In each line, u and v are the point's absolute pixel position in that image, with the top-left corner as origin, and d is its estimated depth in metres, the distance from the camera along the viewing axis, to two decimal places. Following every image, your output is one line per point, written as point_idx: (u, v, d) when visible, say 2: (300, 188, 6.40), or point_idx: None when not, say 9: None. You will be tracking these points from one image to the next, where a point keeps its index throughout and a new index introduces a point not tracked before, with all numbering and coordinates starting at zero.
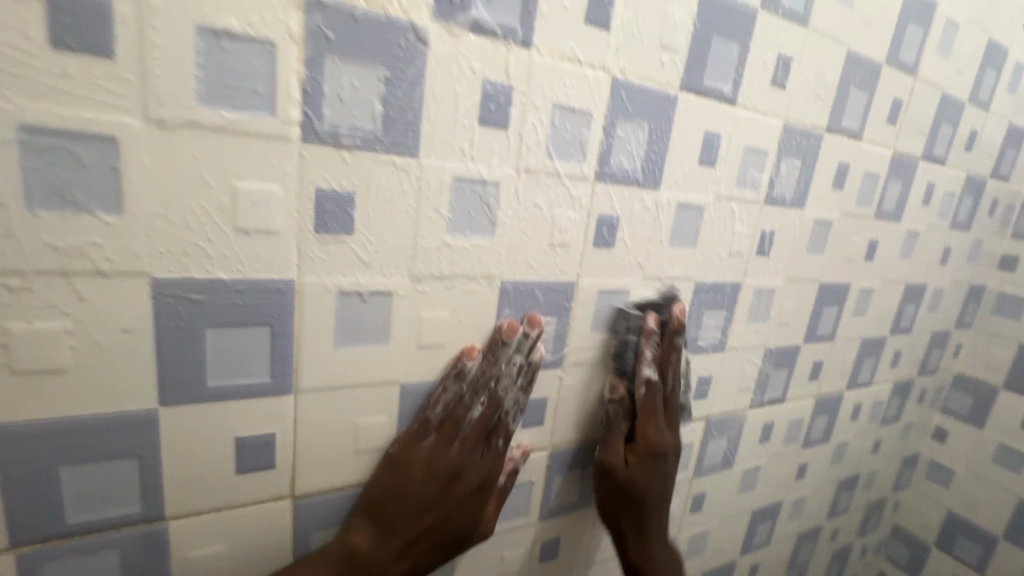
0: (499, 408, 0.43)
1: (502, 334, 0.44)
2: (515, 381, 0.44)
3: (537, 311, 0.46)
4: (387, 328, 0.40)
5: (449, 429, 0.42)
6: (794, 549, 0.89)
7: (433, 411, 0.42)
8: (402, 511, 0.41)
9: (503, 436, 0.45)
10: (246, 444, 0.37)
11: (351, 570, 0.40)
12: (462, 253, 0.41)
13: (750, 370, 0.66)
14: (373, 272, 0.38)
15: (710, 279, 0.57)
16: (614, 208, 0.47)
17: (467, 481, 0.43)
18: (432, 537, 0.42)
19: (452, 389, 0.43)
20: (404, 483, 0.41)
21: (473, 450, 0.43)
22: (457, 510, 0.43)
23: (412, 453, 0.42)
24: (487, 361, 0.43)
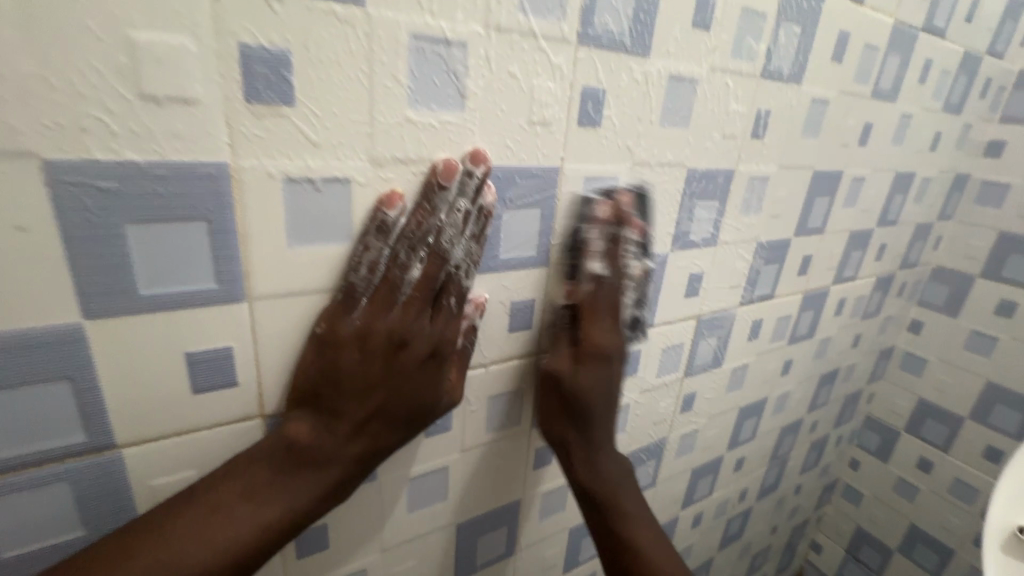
0: (445, 264, 0.37)
1: (437, 176, 0.36)
2: (463, 231, 0.37)
3: (483, 146, 0.38)
4: (349, 222, 0.35)
5: (385, 295, 0.36)
6: (776, 442, 0.92)
7: (357, 275, 0.36)
8: (340, 392, 0.36)
9: (454, 293, 0.38)
10: (200, 360, 0.33)
11: (291, 461, 0.35)
12: (428, 132, 0.35)
13: (741, 266, 0.63)
14: (324, 155, 0.32)
15: (702, 165, 0.52)
16: (599, 80, 0.41)
17: (416, 350, 0.37)
18: (385, 416, 0.38)
19: (378, 246, 0.35)
20: (337, 359, 0.36)
21: (418, 313, 0.37)
22: (410, 382, 0.38)
23: (341, 327, 0.36)
24: (421, 210, 0.36)
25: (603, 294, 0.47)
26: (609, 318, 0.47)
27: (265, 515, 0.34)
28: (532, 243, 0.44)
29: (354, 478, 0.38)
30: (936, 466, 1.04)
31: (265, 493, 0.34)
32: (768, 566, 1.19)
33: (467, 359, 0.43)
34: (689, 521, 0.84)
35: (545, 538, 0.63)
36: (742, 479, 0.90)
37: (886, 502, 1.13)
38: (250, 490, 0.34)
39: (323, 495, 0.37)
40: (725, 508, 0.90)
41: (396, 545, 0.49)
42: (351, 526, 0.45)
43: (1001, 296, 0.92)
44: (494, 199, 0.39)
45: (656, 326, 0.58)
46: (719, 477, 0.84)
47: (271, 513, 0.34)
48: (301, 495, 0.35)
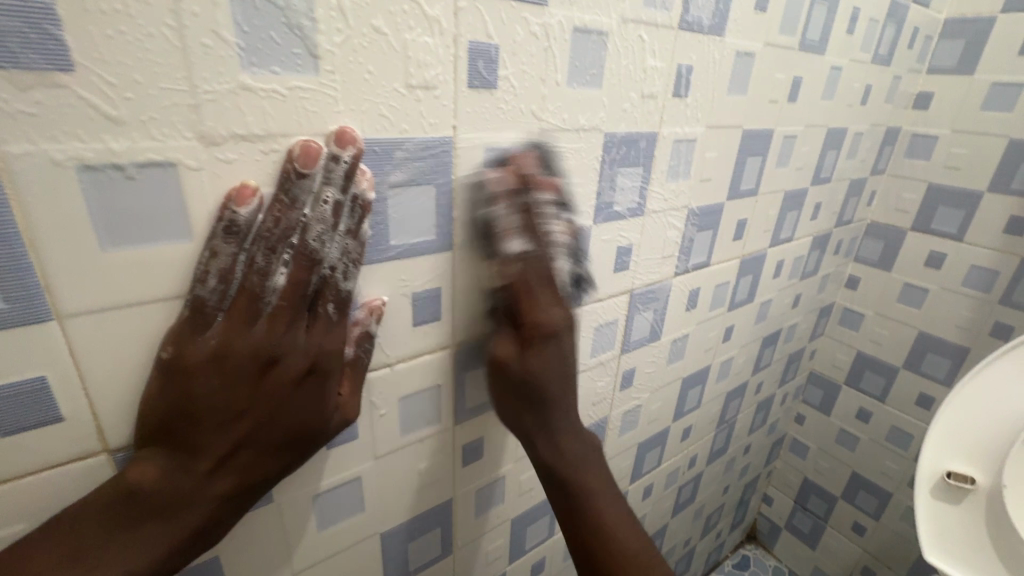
0: (317, 266, 0.31)
1: (295, 163, 0.30)
2: (334, 226, 0.31)
3: (347, 123, 0.32)
4: (183, 216, 0.29)
5: (244, 307, 0.30)
6: (722, 407, 0.92)
7: (206, 286, 0.30)
8: (195, 425, 0.31)
9: (332, 299, 0.34)
10: (3, 399, 0.27)
11: (132, 514, 0.30)
12: (274, 100, 0.29)
13: (673, 235, 0.60)
14: (132, 134, 0.26)
15: (621, 129, 0.48)
16: (490, 33, 0.36)
17: (291, 366, 0.33)
18: (259, 442, 0.33)
19: (229, 250, 0.30)
20: (190, 388, 0.30)
21: (288, 326, 0.32)
22: (286, 402, 0.33)
23: (192, 350, 0.30)
24: (279, 204, 0.30)
25: (536, 271, 0.40)
26: (541, 297, 0.41)
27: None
28: (430, 225, 0.39)
29: (227, 516, 0.34)
30: (874, 416, 1.08)
31: (96, 553, 0.30)
32: (722, 523, 1.22)
33: (359, 368, 0.38)
34: (639, 494, 0.83)
35: (485, 532, 0.60)
36: (691, 446, 0.90)
37: (830, 453, 1.17)
38: (77, 551, 0.29)
39: (183, 542, 0.32)
40: (675, 476, 0.90)
41: (309, 566, 0.45)
42: (249, 556, 0.40)
43: (930, 248, 0.93)
44: (370, 186, 0.33)
45: (586, 304, 0.55)
46: (667, 447, 0.83)
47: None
48: (150, 548, 0.31)
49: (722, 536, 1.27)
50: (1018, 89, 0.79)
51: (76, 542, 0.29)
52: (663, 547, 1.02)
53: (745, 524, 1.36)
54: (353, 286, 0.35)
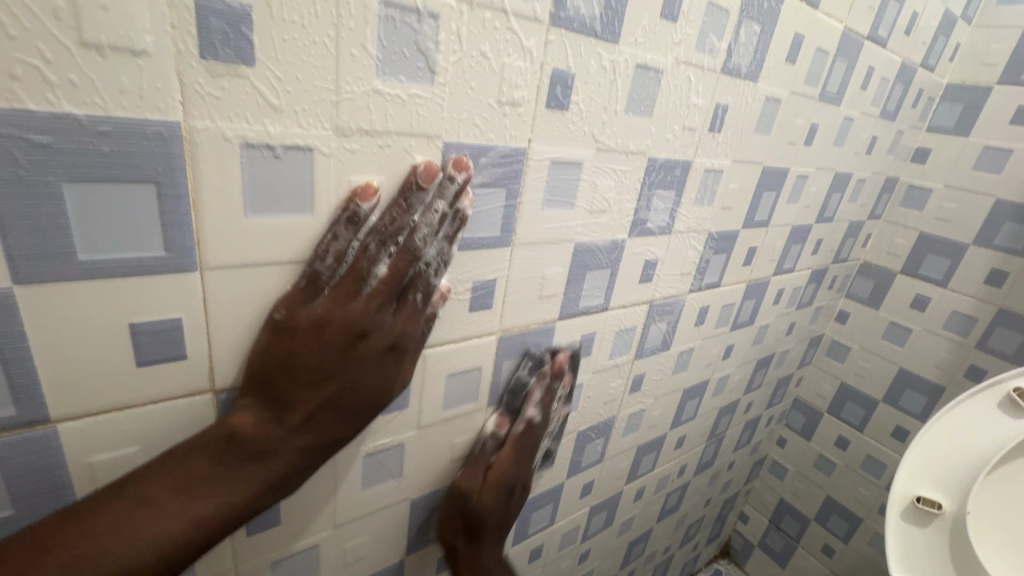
0: (416, 261, 0.36)
1: (417, 177, 0.36)
2: (437, 231, 0.37)
3: (466, 155, 0.39)
4: (311, 195, 0.33)
5: (351, 285, 0.35)
6: (714, 421, 0.97)
7: (323, 263, 0.35)
8: (292, 380, 0.35)
9: (419, 289, 0.38)
10: (147, 333, 0.31)
11: (233, 453, 0.35)
12: (396, 104, 0.34)
13: (692, 255, 0.66)
14: (285, 121, 0.31)
15: (662, 155, 0.54)
16: (569, 63, 0.42)
17: (375, 343, 0.37)
18: (336, 408, 0.37)
19: (347, 236, 0.35)
20: (294, 349, 0.35)
21: (381, 307, 0.36)
22: (364, 375, 0.37)
23: (300, 315, 0.35)
24: (397, 207, 0.35)
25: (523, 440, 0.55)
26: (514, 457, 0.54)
27: (204, 508, 0.33)
28: (497, 223, 0.44)
29: (301, 470, 0.38)
30: (852, 444, 1.14)
31: (203, 484, 0.34)
32: (700, 535, 1.27)
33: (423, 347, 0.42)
34: (631, 495, 0.88)
35: None
36: (682, 456, 0.95)
37: (807, 476, 1.23)
38: (188, 481, 0.33)
39: (266, 486, 0.36)
40: (665, 482, 0.95)
41: (349, 522, 0.49)
42: (302, 505, 0.45)
43: (916, 292, 1.01)
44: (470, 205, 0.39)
45: (611, 309, 0.60)
46: (662, 453, 0.89)
47: (207, 506, 0.34)
48: (244, 486, 0.35)
49: (698, 548, 1.32)
50: (1007, 154, 0.87)
51: (187, 473, 0.34)
52: (645, 551, 1.06)
53: (720, 539, 1.41)
54: (437, 281, 0.39)
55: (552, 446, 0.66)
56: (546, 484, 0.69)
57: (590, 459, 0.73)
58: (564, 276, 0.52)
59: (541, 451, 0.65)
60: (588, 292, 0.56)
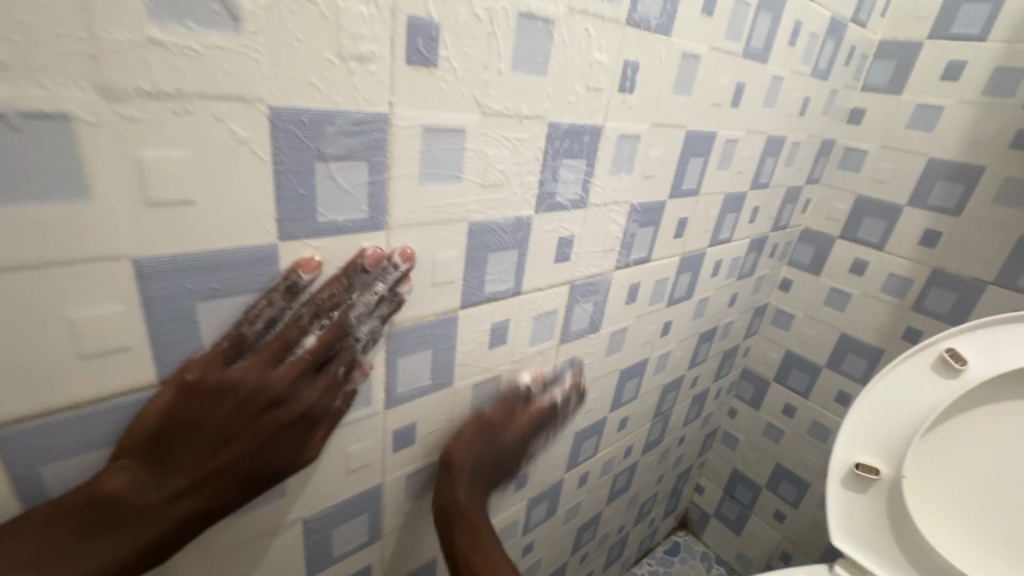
0: (346, 335, 0.40)
1: (363, 261, 0.40)
2: (372, 311, 0.41)
3: (412, 246, 0.42)
4: (81, 177, 0.27)
5: (276, 350, 0.37)
6: (659, 399, 0.95)
7: (252, 327, 0.36)
8: (194, 446, 0.35)
9: (342, 361, 0.41)
10: None
11: (109, 515, 0.33)
12: (189, 58, 0.27)
13: (614, 230, 0.61)
14: (16, 80, 0.24)
15: (566, 120, 0.48)
16: (429, 10, 0.35)
17: (290, 408, 0.38)
18: (236, 470, 0.37)
19: (282, 305, 0.37)
20: (205, 409, 0.34)
21: (301, 375, 0.38)
22: (272, 439, 0.38)
23: (217, 377, 0.35)
24: (339, 285, 0.38)
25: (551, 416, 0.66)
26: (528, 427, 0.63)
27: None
28: (363, 202, 0.38)
29: (184, 535, 0.36)
30: (798, 411, 1.14)
31: (66, 553, 0.31)
32: (656, 511, 1.27)
33: (337, 421, 0.43)
34: (574, 481, 0.85)
35: (416, 518, 0.60)
36: (626, 437, 0.92)
37: (757, 445, 1.24)
38: (46, 550, 0.31)
39: (143, 551, 0.34)
40: (611, 464, 0.93)
41: (230, 550, 0.43)
42: None
43: (855, 256, 1.00)
44: (407, 292, 0.43)
45: (525, 293, 0.55)
46: (604, 437, 0.86)
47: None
48: (113, 551, 0.33)
49: (655, 523, 1.32)
50: (939, 112, 0.85)
51: (47, 540, 0.31)
52: (597, 534, 1.04)
53: (677, 511, 1.42)
54: (360, 358, 0.42)
55: (475, 442, 0.61)
56: None
57: None
58: (461, 260, 0.47)
59: None
60: (493, 276, 0.51)
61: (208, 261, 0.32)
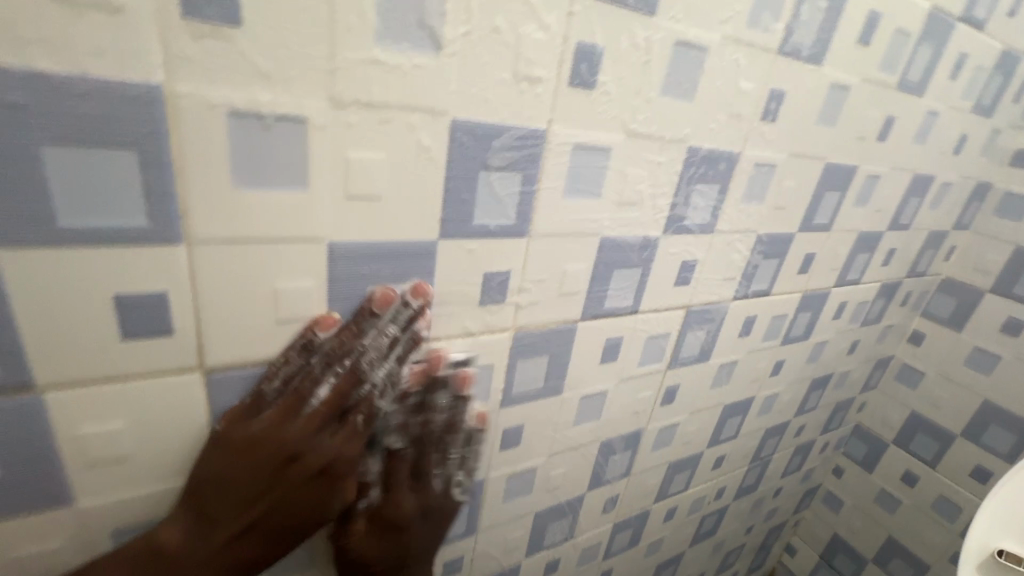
0: (362, 383, 0.37)
1: (373, 304, 0.38)
2: (388, 354, 0.38)
3: (426, 279, 0.40)
4: (304, 169, 0.32)
5: (290, 406, 0.36)
6: (758, 443, 0.89)
7: (269, 385, 0.37)
8: (223, 504, 0.36)
9: (363, 411, 0.38)
10: (133, 305, 0.31)
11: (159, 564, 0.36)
12: (398, 75, 0.32)
13: (736, 259, 0.60)
14: (275, 87, 0.29)
15: (704, 145, 0.49)
16: (595, 37, 0.38)
17: (308, 465, 0.37)
18: (266, 526, 0.37)
19: (300, 360, 0.37)
20: (229, 466, 0.36)
21: (320, 429, 0.37)
22: (293, 501, 0.37)
23: (235, 434, 0.36)
24: (348, 333, 0.37)
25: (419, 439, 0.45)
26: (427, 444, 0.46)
27: None
28: (511, 210, 0.41)
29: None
30: (921, 481, 1.02)
31: None
32: (740, 564, 1.18)
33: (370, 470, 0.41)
34: (661, 515, 0.82)
35: (509, 521, 0.61)
36: (720, 477, 0.87)
37: (866, 512, 1.12)
38: None
39: None
40: (700, 504, 0.88)
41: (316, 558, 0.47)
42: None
43: (1008, 314, 0.88)
44: (426, 328, 0.40)
45: (642, 312, 0.55)
46: (696, 474, 0.82)
47: None
48: None
49: None
50: None
51: None
52: None
53: (763, 570, 1.31)
54: (385, 405, 0.40)
55: (573, 455, 0.62)
56: (565, 493, 0.65)
57: (614, 472, 0.68)
58: (588, 273, 0.48)
59: (561, 460, 0.61)
60: (616, 292, 0.52)
61: (382, 250, 0.37)
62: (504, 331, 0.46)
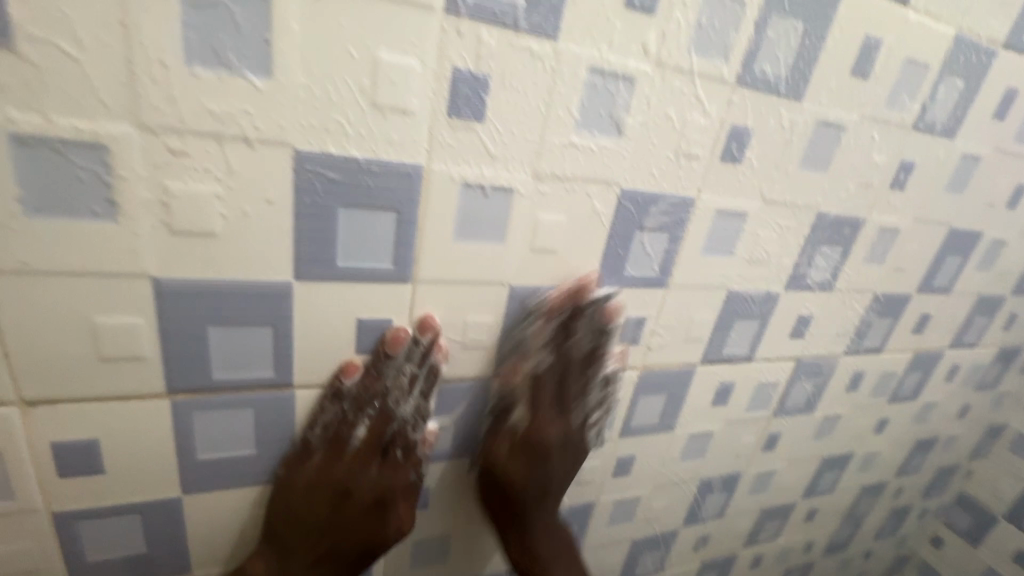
0: (391, 419, 0.43)
1: (385, 347, 0.40)
2: (410, 389, 0.42)
3: (432, 312, 0.40)
4: (505, 227, 0.39)
5: (336, 448, 0.42)
6: (854, 500, 0.87)
7: (313, 432, 0.41)
8: (297, 536, 0.43)
9: (401, 444, 0.44)
10: (368, 327, 0.39)
11: None
12: (587, 153, 0.39)
13: (851, 315, 0.62)
14: (497, 165, 0.36)
15: (832, 211, 0.52)
16: (748, 120, 0.43)
17: (360, 498, 0.43)
18: (335, 553, 0.44)
19: (335, 407, 0.41)
20: (290, 504, 0.42)
21: (367, 462, 0.43)
22: (355, 526, 0.44)
23: (295, 475, 0.42)
24: (370, 376, 0.40)
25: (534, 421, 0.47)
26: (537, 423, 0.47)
27: None
28: (656, 264, 0.46)
29: None
30: None
31: None
32: None
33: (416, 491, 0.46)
34: (747, 560, 0.82)
35: (609, 544, 0.65)
36: (811, 531, 0.86)
37: None
38: None
39: None
40: (788, 556, 0.87)
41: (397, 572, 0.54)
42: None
43: None
44: (443, 356, 0.42)
45: (757, 360, 0.58)
46: (787, 524, 0.82)
47: None
48: None
49: None
50: None
51: None
52: None
53: None
54: (417, 434, 0.44)
55: (674, 489, 0.65)
56: (662, 525, 0.68)
57: (709, 511, 0.71)
58: (712, 322, 0.53)
59: (662, 493, 0.64)
60: (734, 340, 0.55)
61: (549, 292, 0.43)
62: (635, 368, 0.52)
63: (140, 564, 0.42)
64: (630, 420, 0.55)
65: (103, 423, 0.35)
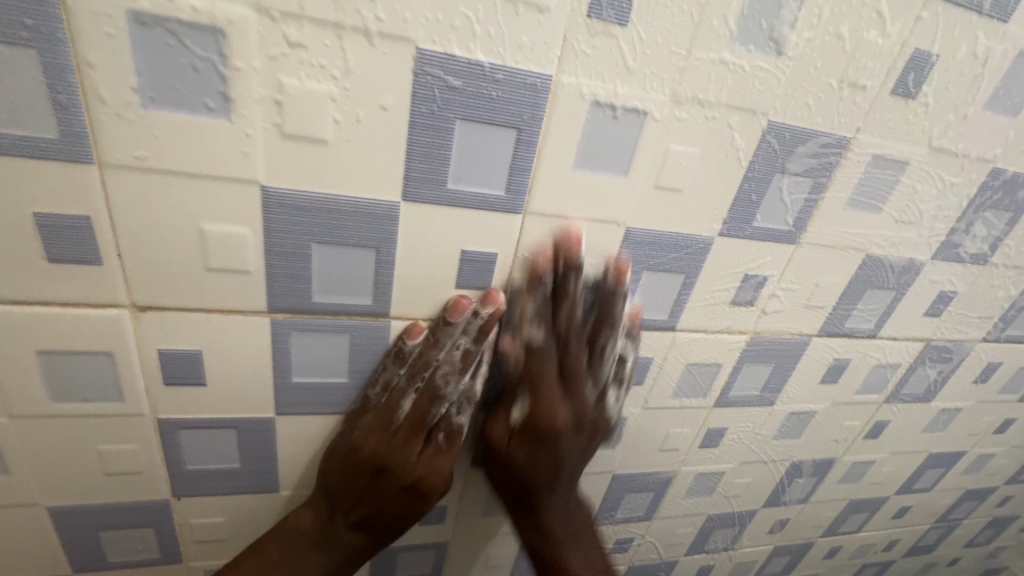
0: (439, 399, 0.39)
1: (446, 313, 0.37)
2: (462, 370, 0.38)
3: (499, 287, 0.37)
4: (630, 157, 0.34)
5: (383, 417, 0.39)
6: (952, 502, 0.79)
7: (373, 390, 0.40)
8: (342, 498, 0.42)
9: (444, 429, 0.40)
10: (471, 259, 0.36)
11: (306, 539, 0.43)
12: (737, 74, 0.33)
13: (1001, 297, 0.53)
14: (633, 82, 0.32)
15: (1011, 168, 0.43)
16: (936, 44, 0.35)
17: (397, 478, 0.40)
18: (371, 525, 0.42)
19: (392, 369, 0.39)
20: (338, 466, 0.41)
21: (406, 442, 0.40)
22: (391, 504, 0.42)
23: (348, 434, 0.41)
24: (426, 344, 0.37)
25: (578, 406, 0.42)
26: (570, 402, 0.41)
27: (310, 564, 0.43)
28: (790, 216, 0.40)
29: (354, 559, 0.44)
30: None
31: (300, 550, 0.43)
32: None
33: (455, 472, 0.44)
34: (822, 550, 0.77)
35: (682, 517, 0.62)
36: (896, 529, 0.80)
37: None
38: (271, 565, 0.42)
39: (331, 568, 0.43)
40: (866, 551, 0.81)
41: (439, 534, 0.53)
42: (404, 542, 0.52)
43: None
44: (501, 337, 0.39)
45: (880, 338, 0.52)
46: (873, 518, 0.75)
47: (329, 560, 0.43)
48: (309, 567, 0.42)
49: None
50: None
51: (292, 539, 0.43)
52: None
53: None
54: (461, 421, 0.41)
55: (760, 468, 0.60)
56: (741, 504, 0.64)
57: (793, 495, 0.66)
58: (840, 288, 0.46)
59: (747, 471, 0.60)
60: (861, 312, 0.49)
61: (667, 238, 0.39)
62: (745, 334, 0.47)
63: (230, 479, 0.42)
64: (730, 388, 0.50)
65: (205, 337, 0.34)
